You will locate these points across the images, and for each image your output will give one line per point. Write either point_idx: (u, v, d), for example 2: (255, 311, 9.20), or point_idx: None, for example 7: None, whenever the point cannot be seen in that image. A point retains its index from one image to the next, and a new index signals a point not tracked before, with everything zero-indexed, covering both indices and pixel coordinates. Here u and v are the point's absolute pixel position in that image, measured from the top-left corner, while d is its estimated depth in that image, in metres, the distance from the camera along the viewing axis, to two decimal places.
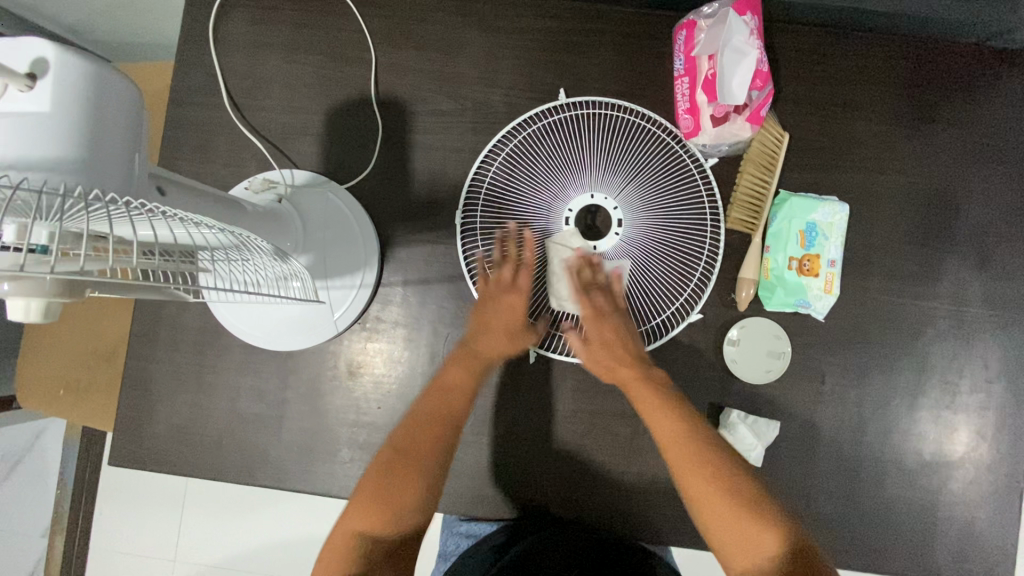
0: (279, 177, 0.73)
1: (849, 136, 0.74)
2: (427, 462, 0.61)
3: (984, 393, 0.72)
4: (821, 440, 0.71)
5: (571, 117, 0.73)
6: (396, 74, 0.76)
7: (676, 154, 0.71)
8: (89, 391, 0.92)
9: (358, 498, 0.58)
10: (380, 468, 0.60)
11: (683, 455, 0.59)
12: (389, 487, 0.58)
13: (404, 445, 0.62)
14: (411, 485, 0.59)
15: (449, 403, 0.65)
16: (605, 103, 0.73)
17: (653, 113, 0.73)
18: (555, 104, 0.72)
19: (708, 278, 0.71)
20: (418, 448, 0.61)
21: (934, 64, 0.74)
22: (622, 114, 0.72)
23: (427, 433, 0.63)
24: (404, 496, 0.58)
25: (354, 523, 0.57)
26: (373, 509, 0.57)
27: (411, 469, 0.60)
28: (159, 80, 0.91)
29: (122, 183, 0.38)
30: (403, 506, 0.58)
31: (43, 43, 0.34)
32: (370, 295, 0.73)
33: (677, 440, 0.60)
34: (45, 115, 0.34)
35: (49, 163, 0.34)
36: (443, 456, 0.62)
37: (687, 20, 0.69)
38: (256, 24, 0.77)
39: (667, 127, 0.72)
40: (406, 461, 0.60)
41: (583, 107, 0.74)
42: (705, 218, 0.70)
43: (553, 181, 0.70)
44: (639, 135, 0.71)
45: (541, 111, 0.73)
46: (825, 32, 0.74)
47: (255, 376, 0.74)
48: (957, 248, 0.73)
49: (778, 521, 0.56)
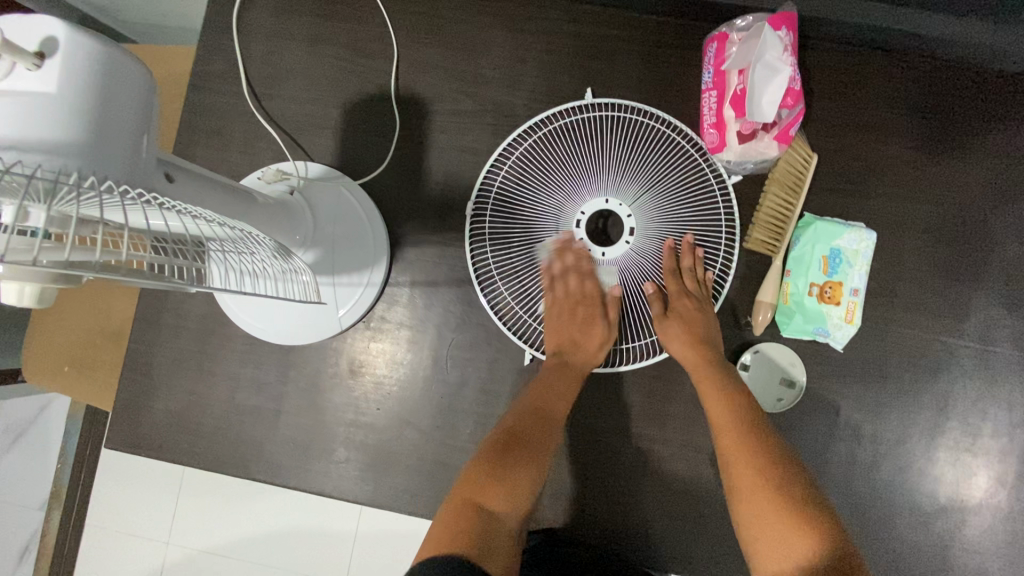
0: (293, 169, 0.72)
1: (877, 161, 0.71)
2: (539, 451, 0.60)
3: (1006, 438, 0.69)
4: (832, 475, 0.68)
5: (590, 117, 0.70)
6: (417, 71, 0.75)
7: (695, 163, 0.69)
8: (91, 371, 0.91)
9: (468, 474, 0.58)
10: (492, 453, 0.59)
11: (734, 440, 0.58)
12: (501, 467, 0.58)
13: (520, 430, 0.61)
14: (520, 477, 0.58)
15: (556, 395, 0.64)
16: (628, 106, 0.71)
17: (672, 119, 0.70)
18: (572, 105, 0.70)
19: (716, 295, 0.70)
20: (531, 440, 0.61)
21: (974, 91, 0.71)
22: (640, 118, 0.70)
23: (536, 415, 0.63)
24: (519, 480, 0.58)
25: (467, 493, 0.56)
26: (491, 486, 0.57)
27: (530, 460, 0.59)
28: (178, 65, 0.90)
29: (126, 169, 0.36)
30: (518, 491, 0.57)
31: (55, 21, 0.33)
32: (376, 294, 0.72)
33: (730, 424, 0.59)
34: (49, 94, 0.32)
35: (51, 146, 0.33)
36: (553, 445, 0.62)
37: (719, 33, 0.67)
38: (280, 13, 0.76)
39: (688, 134, 0.70)
40: (515, 444, 0.60)
41: (598, 110, 0.71)
42: (720, 233, 0.69)
43: (566, 184, 0.68)
44: (657, 141, 0.69)
45: (555, 112, 0.71)
46: (858, 52, 0.71)
47: (256, 368, 0.73)
48: (987, 285, 0.70)
49: (828, 531, 0.52)
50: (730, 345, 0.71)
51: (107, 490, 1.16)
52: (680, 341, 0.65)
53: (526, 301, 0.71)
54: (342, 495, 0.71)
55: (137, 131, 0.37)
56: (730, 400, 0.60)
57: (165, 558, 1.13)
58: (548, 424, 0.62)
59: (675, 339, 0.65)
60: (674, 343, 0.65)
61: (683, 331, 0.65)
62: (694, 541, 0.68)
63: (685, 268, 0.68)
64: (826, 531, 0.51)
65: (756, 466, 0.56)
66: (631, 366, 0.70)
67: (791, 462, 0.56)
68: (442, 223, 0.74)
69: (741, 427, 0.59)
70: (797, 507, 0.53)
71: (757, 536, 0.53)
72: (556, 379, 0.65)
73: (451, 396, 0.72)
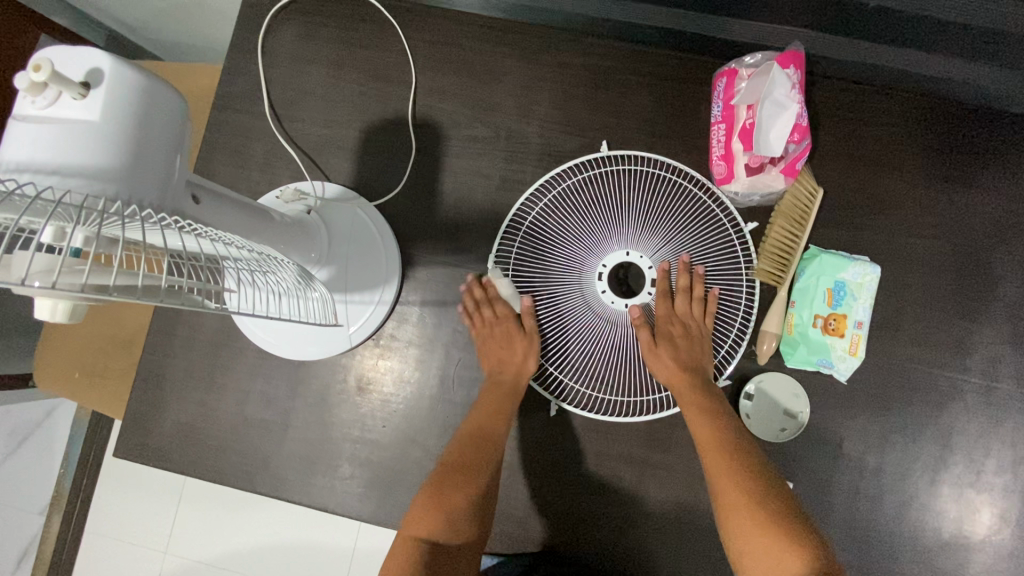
0: (310, 188, 0.74)
1: (884, 197, 0.72)
2: (478, 475, 0.63)
3: (1010, 475, 0.69)
4: (835, 507, 0.68)
5: (609, 171, 0.73)
6: (434, 98, 0.77)
7: (714, 215, 0.72)
8: (103, 378, 0.93)
9: (414, 508, 0.61)
10: (433, 486, 0.62)
11: (718, 459, 0.59)
12: (441, 493, 0.61)
13: (459, 461, 0.64)
14: (456, 498, 0.61)
15: (491, 422, 0.66)
16: (646, 158, 0.73)
17: (694, 171, 0.72)
18: (594, 157, 0.73)
19: (738, 344, 0.71)
20: (471, 470, 0.63)
21: (978, 132, 0.72)
22: (659, 171, 0.72)
23: (479, 444, 0.65)
24: (451, 503, 0.60)
25: (413, 529, 0.59)
26: (431, 516, 0.59)
27: (470, 481, 0.62)
28: (203, 82, 0.93)
29: (160, 195, 0.38)
30: (458, 513, 0.60)
31: (103, 54, 0.35)
32: (386, 312, 0.73)
33: (713, 443, 0.60)
34: (94, 123, 0.34)
35: (89, 170, 0.34)
36: (490, 469, 0.64)
37: (728, 68, 0.69)
38: (304, 39, 0.79)
39: (707, 186, 0.72)
40: (455, 473, 0.63)
41: (619, 162, 0.74)
42: (740, 285, 0.71)
43: (588, 235, 0.71)
44: (676, 193, 0.72)
45: (578, 164, 0.73)
46: (866, 92, 0.73)
47: (266, 382, 0.74)
48: (991, 322, 0.70)
49: (807, 542, 0.53)
50: (734, 372, 0.71)
51: (110, 496, 1.16)
52: (667, 366, 0.66)
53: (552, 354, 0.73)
54: (345, 511, 0.71)
55: (171, 156, 0.39)
56: (714, 418, 0.62)
57: (163, 566, 1.13)
58: (490, 450, 0.65)
59: (662, 362, 0.66)
60: (660, 368, 0.66)
61: (668, 354, 0.66)
62: (694, 568, 0.68)
63: (680, 288, 0.70)
64: (804, 537, 0.53)
65: (740, 480, 0.57)
66: (651, 419, 0.70)
67: (769, 475, 0.58)
68: (454, 245, 0.76)
69: (724, 444, 0.60)
70: (779, 519, 0.54)
71: (744, 549, 0.55)
72: (489, 405, 0.67)
73: (456, 415, 0.72)
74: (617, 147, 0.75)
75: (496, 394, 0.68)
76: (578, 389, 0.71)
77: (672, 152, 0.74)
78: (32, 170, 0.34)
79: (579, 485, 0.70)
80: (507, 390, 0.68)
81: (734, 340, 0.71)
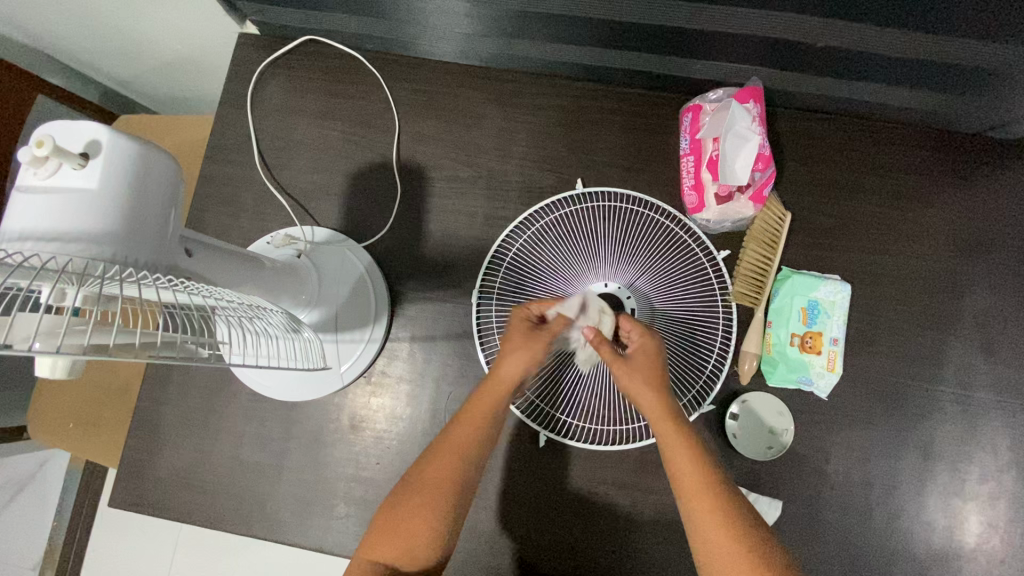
0: (301, 234, 0.77)
1: (850, 218, 0.76)
2: (440, 503, 0.59)
3: (993, 482, 0.70)
4: (827, 523, 0.69)
5: (587, 207, 0.76)
6: (418, 142, 0.81)
7: (688, 244, 0.75)
8: (97, 427, 0.94)
9: (373, 529, 0.59)
10: (388, 509, 0.59)
11: (705, 500, 0.57)
12: (397, 520, 0.58)
13: (421, 480, 0.59)
14: (414, 522, 0.57)
15: (465, 436, 0.61)
16: (621, 194, 0.77)
17: (665, 205, 0.76)
18: (572, 194, 0.76)
19: (719, 370, 0.72)
20: (432, 499, 0.58)
21: (934, 153, 0.76)
22: (634, 206, 0.76)
23: (442, 463, 0.60)
24: (409, 529, 0.57)
25: (373, 551, 0.57)
26: (386, 540, 0.57)
27: (427, 513, 0.58)
28: (194, 136, 0.97)
29: (152, 254, 0.40)
30: (417, 543, 0.57)
31: (99, 127, 0.38)
32: (377, 349, 0.75)
33: (698, 483, 0.58)
34: (91, 191, 0.37)
35: (89, 236, 0.37)
36: (460, 496, 0.60)
37: (693, 104, 0.73)
38: (290, 91, 0.83)
39: (680, 219, 0.75)
40: (416, 493, 0.59)
41: (596, 199, 0.77)
42: (717, 312, 0.73)
43: (569, 267, 0.74)
44: (651, 226, 0.75)
45: (557, 200, 0.77)
46: (824, 120, 0.77)
47: (260, 424, 0.75)
48: (962, 332, 0.73)
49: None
50: (719, 396, 0.72)
51: (105, 547, 1.15)
52: (645, 393, 0.62)
53: (540, 388, 0.73)
54: (343, 551, 0.72)
55: (165, 216, 0.41)
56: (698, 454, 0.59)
57: None
58: (455, 473, 0.60)
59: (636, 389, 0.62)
60: (635, 394, 0.62)
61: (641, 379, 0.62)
62: None
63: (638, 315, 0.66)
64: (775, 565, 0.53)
65: (723, 520, 0.56)
66: (639, 446, 0.71)
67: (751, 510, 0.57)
68: (441, 281, 0.78)
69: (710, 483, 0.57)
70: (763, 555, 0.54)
71: None
72: (471, 412, 0.62)
73: None
74: (593, 182, 0.78)
75: (487, 395, 0.63)
76: (569, 421, 0.73)
77: (646, 184, 0.78)
78: (33, 239, 0.36)
79: (573, 510, 0.72)
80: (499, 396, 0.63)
81: (714, 366, 0.72)
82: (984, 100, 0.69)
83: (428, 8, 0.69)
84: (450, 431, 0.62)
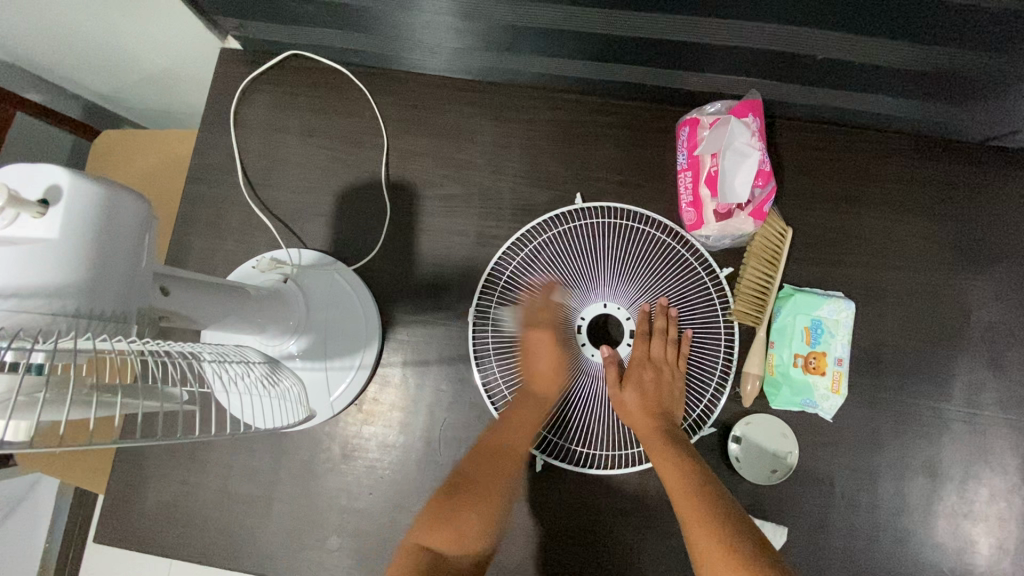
0: (287, 257, 0.74)
1: (853, 231, 0.74)
2: (497, 499, 0.63)
3: (1003, 503, 0.69)
4: (833, 548, 0.67)
5: (585, 224, 0.74)
6: (407, 160, 0.78)
7: (688, 262, 0.73)
8: (83, 453, 0.91)
9: (427, 518, 0.60)
10: (443, 504, 0.61)
11: (686, 503, 0.59)
12: (457, 514, 0.60)
13: (479, 478, 0.63)
14: (472, 519, 0.60)
15: (522, 436, 0.66)
16: (620, 210, 0.75)
17: (666, 221, 0.74)
18: (569, 211, 0.74)
19: (720, 391, 0.71)
20: (492, 496, 0.63)
21: (938, 164, 0.74)
22: (633, 223, 0.74)
23: (502, 461, 0.65)
24: (473, 523, 0.60)
25: (426, 538, 0.58)
26: (447, 528, 0.59)
27: (488, 513, 0.62)
28: (178, 150, 0.94)
29: (121, 302, 0.38)
30: (476, 536, 0.60)
31: (61, 171, 0.35)
32: (368, 375, 0.73)
33: (679, 487, 0.60)
34: (53, 241, 0.34)
35: (52, 290, 0.34)
36: (507, 494, 0.64)
37: (689, 118, 0.70)
38: (275, 108, 0.80)
39: (681, 236, 0.73)
40: (479, 490, 0.62)
41: (594, 215, 0.75)
42: (719, 332, 0.72)
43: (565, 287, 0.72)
44: (651, 244, 0.73)
45: (554, 218, 0.75)
46: (825, 131, 0.75)
47: (248, 455, 0.73)
48: (969, 348, 0.71)
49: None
50: (719, 418, 0.71)
51: None
52: (634, 411, 0.67)
53: None
54: None
55: (135, 261, 0.39)
56: (679, 461, 0.62)
57: None
58: (509, 470, 0.65)
59: (626, 407, 0.67)
60: (625, 412, 0.67)
61: (634, 399, 0.67)
62: None
63: (657, 330, 0.70)
64: None
65: (705, 523, 0.56)
66: (640, 470, 0.69)
67: (738, 516, 0.57)
68: (433, 303, 0.76)
69: (693, 488, 0.60)
70: (746, 555, 0.53)
71: None
72: (522, 412, 0.67)
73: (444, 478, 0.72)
74: (589, 198, 0.76)
75: (528, 403, 0.68)
76: (569, 446, 0.71)
77: (642, 200, 0.76)
78: None
79: (574, 540, 0.69)
80: (540, 400, 0.68)
81: (716, 387, 0.71)
82: (990, 111, 0.67)
83: (415, 22, 0.67)
84: (502, 430, 0.66)
